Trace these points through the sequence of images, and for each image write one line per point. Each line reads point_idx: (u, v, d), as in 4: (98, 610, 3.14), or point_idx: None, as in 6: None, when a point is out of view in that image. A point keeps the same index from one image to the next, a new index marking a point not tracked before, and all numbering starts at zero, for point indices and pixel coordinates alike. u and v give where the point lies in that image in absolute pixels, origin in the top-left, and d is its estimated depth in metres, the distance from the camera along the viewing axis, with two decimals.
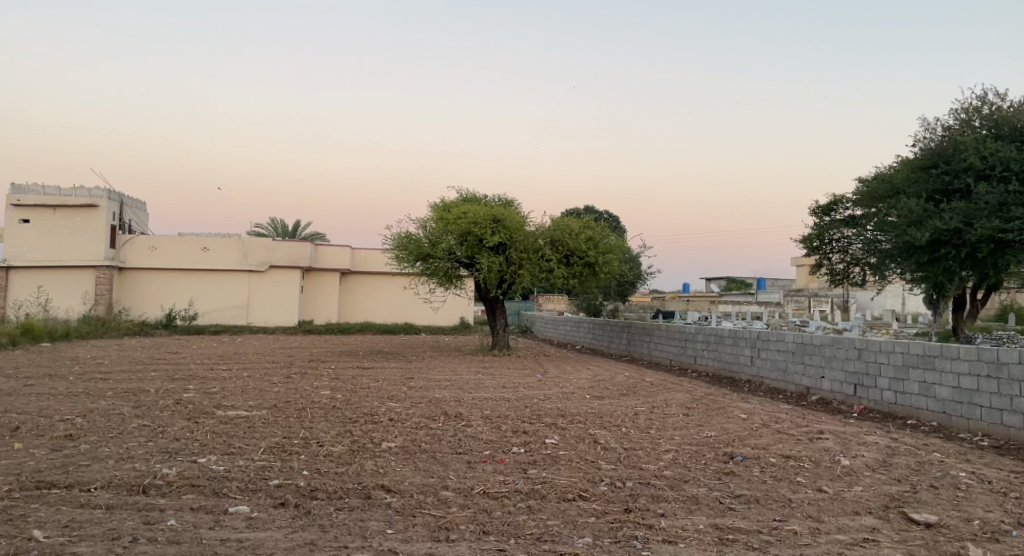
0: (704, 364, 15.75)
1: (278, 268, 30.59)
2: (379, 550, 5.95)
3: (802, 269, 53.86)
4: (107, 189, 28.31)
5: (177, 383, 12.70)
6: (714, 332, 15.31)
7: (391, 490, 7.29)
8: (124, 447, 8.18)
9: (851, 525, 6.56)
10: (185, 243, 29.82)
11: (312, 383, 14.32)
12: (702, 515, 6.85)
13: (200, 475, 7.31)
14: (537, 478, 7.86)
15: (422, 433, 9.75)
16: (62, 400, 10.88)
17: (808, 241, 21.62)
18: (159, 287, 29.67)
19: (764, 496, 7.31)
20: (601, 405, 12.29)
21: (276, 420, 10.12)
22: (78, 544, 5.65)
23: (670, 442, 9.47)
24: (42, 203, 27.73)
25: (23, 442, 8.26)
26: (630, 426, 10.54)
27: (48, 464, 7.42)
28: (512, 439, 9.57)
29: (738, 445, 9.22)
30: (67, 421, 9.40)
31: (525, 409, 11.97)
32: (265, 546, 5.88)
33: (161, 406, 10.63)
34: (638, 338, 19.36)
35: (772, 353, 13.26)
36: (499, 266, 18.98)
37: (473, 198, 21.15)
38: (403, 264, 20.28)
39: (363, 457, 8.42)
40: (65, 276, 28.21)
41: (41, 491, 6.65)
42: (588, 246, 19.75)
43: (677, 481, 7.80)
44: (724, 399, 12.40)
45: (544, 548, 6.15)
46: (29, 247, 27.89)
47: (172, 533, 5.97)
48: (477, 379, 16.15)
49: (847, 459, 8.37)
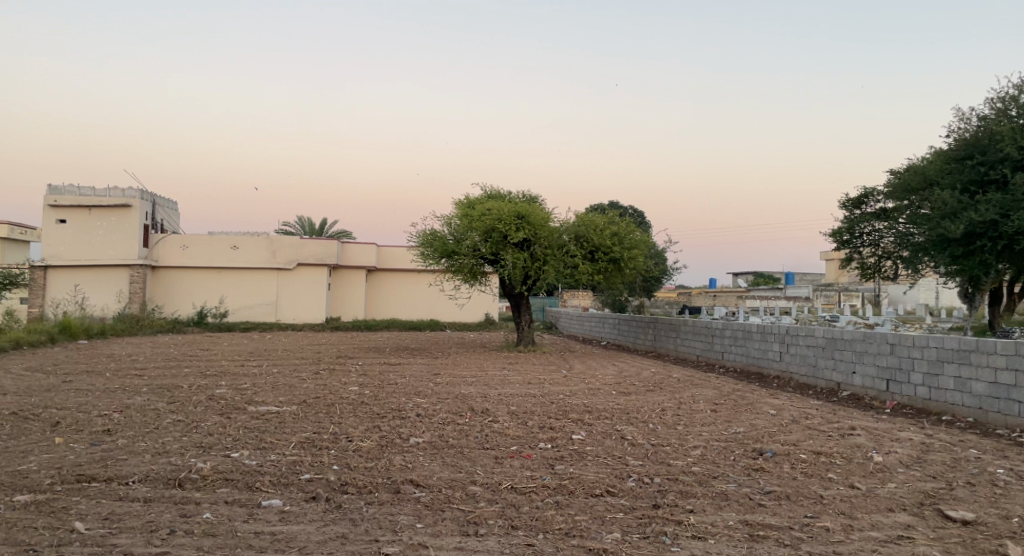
0: (732, 359, 15.64)
1: (306, 266, 30.75)
2: (410, 544, 6.01)
3: (832, 262, 53.24)
4: (140, 189, 28.71)
5: (209, 380, 12.85)
6: (742, 327, 15.19)
7: (421, 485, 7.34)
8: (159, 441, 8.32)
9: (885, 523, 6.50)
10: (216, 242, 30.17)
11: (340, 379, 14.41)
12: (732, 512, 6.82)
13: (234, 469, 7.41)
14: (565, 474, 7.86)
15: (449, 429, 9.79)
16: (99, 396, 11.05)
17: (838, 234, 21.28)
18: (190, 286, 30.05)
19: (795, 492, 7.27)
20: (628, 402, 12.25)
21: (305, 416, 10.20)
22: (118, 536, 5.75)
23: (698, 439, 9.42)
24: (77, 203, 28.19)
25: (63, 437, 8.41)
26: (658, 422, 10.50)
27: (87, 458, 7.55)
28: (539, 435, 9.58)
29: (768, 441, 9.15)
30: (105, 416, 9.58)
31: (552, 405, 11.97)
32: (298, 539, 5.96)
33: (194, 401, 10.77)
34: (665, 333, 19.26)
35: (801, 349, 13.13)
36: (524, 263, 18.97)
37: (498, 195, 21.21)
38: (429, 261, 20.36)
39: (391, 452, 8.48)
40: (100, 275, 28.65)
41: (82, 485, 6.77)
42: (614, 242, 19.65)
43: (706, 477, 7.78)
44: (753, 395, 12.30)
45: (574, 543, 6.17)
46: (64, 246, 28.34)
47: (208, 526, 6.06)
48: (501, 375, 16.16)
49: (881, 455, 8.30)
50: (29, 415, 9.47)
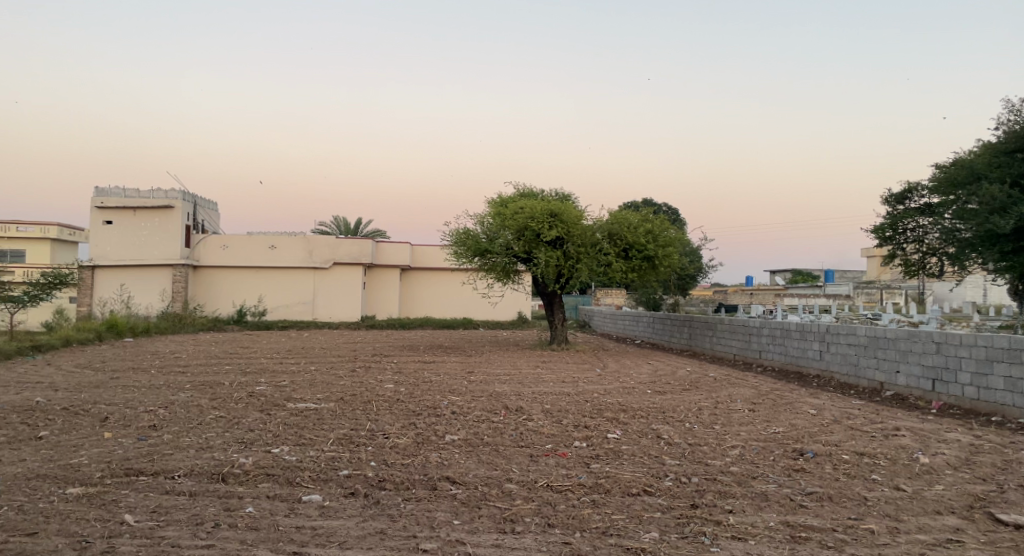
0: (770, 358, 15.43)
1: (341, 264, 30.94)
2: (448, 540, 6.01)
3: (874, 260, 52.40)
4: (182, 190, 29.20)
5: (249, 377, 13.01)
6: (781, 325, 14.99)
7: (457, 482, 7.34)
8: (203, 436, 8.44)
9: (933, 525, 6.38)
10: (254, 242, 30.53)
11: (377, 377, 14.49)
12: (773, 513, 6.74)
13: (275, 465, 7.48)
14: (601, 473, 7.81)
15: (485, 426, 9.80)
16: (145, 392, 11.23)
17: (881, 230, 20.79)
18: (230, 285, 30.47)
19: (837, 493, 7.16)
20: (664, 401, 12.17)
21: (342, 412, 10.28)
22: (166, 528, 5.83)
23: (736, 439, 9.30)
24: (122, 205, 28.77)
25: (112, 431, 8.57)
26: (695, 422, 10.40)
27: (134, 452, 7.68)
28: (574, 434, 9.53)
29: (808, 441, 9.02)
30: (150, 411, 9.73)
31: (587, 403, 11.92)
32: (338, 534, 5.99)
33: (235, 398, 10.91)
34: (700, 332, 19.09)
35: (843, 348, 12.92)
36: (556, 261, 18.88)
37: (531, 194, 21.20)
38: (462, 260, 20.41)
39: (428, 449, 8.52)
40: (144, 273, 29.17)
41: (130, 478, 6.88)
42: (648, 239, 19.51)
43: (746, 477, 7.69)
44: (792, 395, 12.12)
45: (611, 542, 6.13)
46: (111, 246, 28.97)
47: (251, 519, 6.12)
48: (535, 373, 16.13)
49: (927, 456, 8.14)
50: (77, 411, 9.66)
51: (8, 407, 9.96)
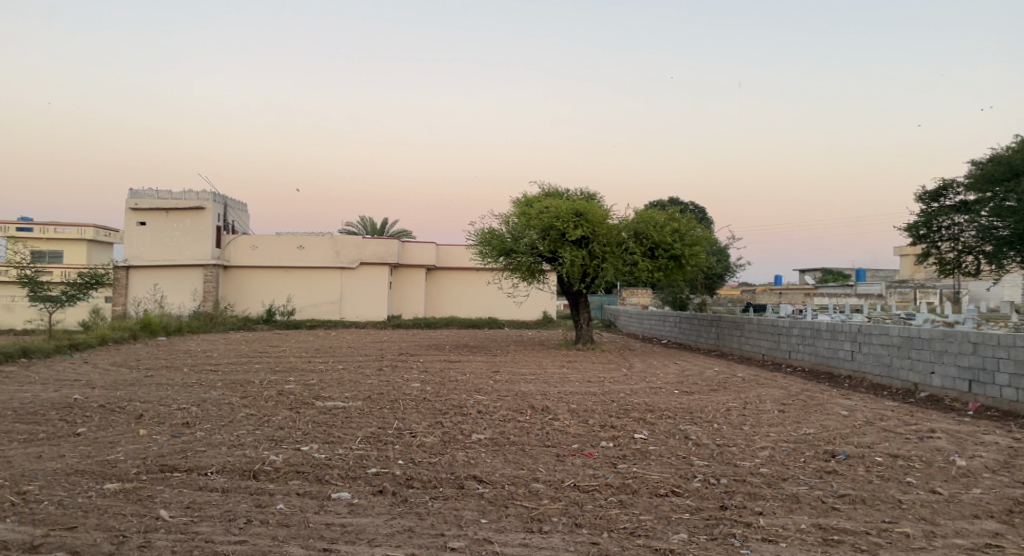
0: (800, 358, 15.26)
1: (368, 264, 31.06)
2: (476, 539, 5.99)
3: (906, 258, 51.67)
4: (213, 192, 29.51)
5: (278, 375, 13.10)
6: (811, 325, 14.82)
7: (484, 482, 7.32)
8: (234, 434, 8.49)
9: (971, 530, 6.26)
10: (282, 242, 30.75)
11: (403, 376, 14.53)
12: (804, 515, 6.65)
13: (305, 462, 7.52)
14: (628, 473, 7.76)
15: (511, 426, 9.76)
16: (178, 390, 11.36)
17: (915, 228, 20.38)
18: (259, 285, 30.73)
19: (871, 496, 7.04)
20: (692, 401, 12.06)
21: (370, 411, 10.31)
22: (200, 524, 5.87)
23: (766, 440, 9.20)
24: (155, 206, 29.15)
25: (146, 428, 8.67)
26: (724, 423, 10.30)
27: (169, 449, 7.75)
28: (601, 434, 9.47)
29: (840, 443, 8.91)
30: (183, 409, 9.83)
31: (613, 403, 11.85)
32: (367, 531, 6.00)
33: (265, 396, 10.99)
34: (728, 332, 18.93)
35: (875, 349, 12.73)
36: (582, 260, 18.80)
37: (557, 193, 21.17)
38: (488, 259, 20.42)
39: (454, 448, 8.52)
40: (176, 274, 29.52)
41: (165, 474, 6.95)
42: (674, 238, 19.37)
43: (775, 479, 7.59)
44: (823, 396, 11.97)
45: (639, 542, 6.07)
46: (144, 247, 29.37)
47: (282, 516, 6.14)
48: (561, 373, 16.08)
49: (963, 459, 7.99)
50: (113, 408, 9.78)
51: (47, 404, 10.12)
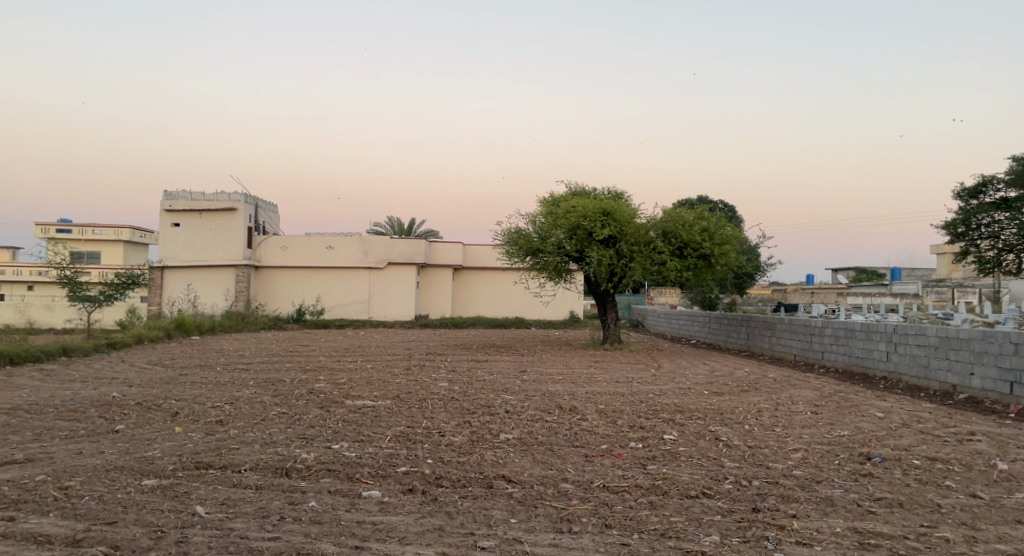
0: (833, 359, 15.05)
1: (396, 264, 31.17)
2: (505, 538, 5.95)
3: (943, 256, 50.81)
4: (245, 193, 29.77)
5: (309, 374, 13.17)
6: (844, 326, 14.61)
7: (513, 482, 7.28)
8: (267, 432, 8.53)
9: (1014, 536, 6.11)
10: (311, 242, 30.94)
11: (431, 375, 14.54)
12: (839, 518, 6.53)
13: (336, 460, 7.53)
14: (658, 474, 7.68)
15: (539, 426, 9.70)
16: (211, 388, 11.45)
17: (953, 226, 20.02)
18: (289, 285, 30.97)
19: (908, 499, 6.90)
20: (723, 402, 11.92)
21: (399, 410, 10.31)
22: (235, 520, 5.89)
23: (799, 442, 9.07)
24: (188, 207, 29.48)
25: (181, 426, 8.74)
26: (755, 424, 10.16)
27: (204, 446, 7.80)
28: (630, 435, 9.39)
29: (876, 445, 8.74)
30: (217, 407, 9.91)
31: (642, 403, 11.75)
32: (398, 530, 5.98)
33: (296, 395, 11.05)
34: (759, 332, 18.72)
35: (911, 349, 12.50)
36: (609, 259, 18.70)
37: (584, 193, 21.10)
38: (514, 259, 20.40)
39: (482, 447, 8.48)
40: (209, 274, 29.81)
41: (200, 471, 6.99)
42: (703, 237, 19.19)
43: (809, 481, 7.46)
44: (858, 398, 11.78)
45: (670, 544, 6.00)
46: (178, 248, 29.73)
47: (314, 513, 6.15)
48: (589, 373, 15.99)
49: (1005, 463, 7.81)
50: (150, 406, 9.88)
51: (86, 401, 10.27)
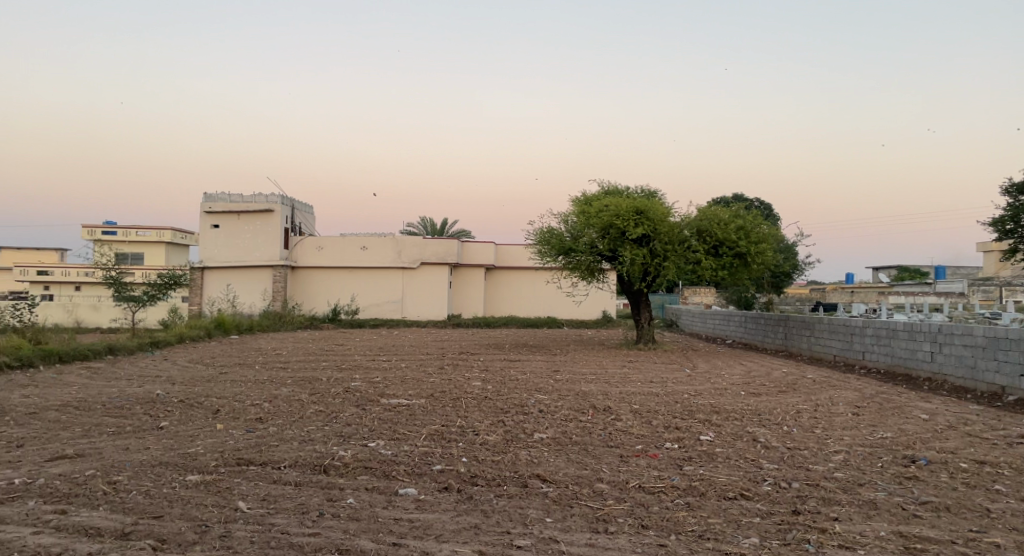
0: (874, 360, 14.77)
1: (429, 264, 31.25)
2: (541, 537, 5.89)
3: (991, 254, 49.46)
4: (281, 195, 30.04)
5: (344, 373, 13.22)
6: (886, 326, 14.34)
7: (547, 481, 7.21)
8: (305, 429, 8.56)
9: None
10: (346, 242, 31.16)
11: (465, 374, 14.52)
12: (883, 522, 6.36)
13: (372, 458, 7.52)
14: (696, 475, 7.57)
15: (573, 426, 9.61)
16: (250, 386, 11.55)
17: (1001, 223, 19.52)
18: (324, 285, 31.20)
19: (956, 503, 6.71)
20: (760, 403, 11.73)
21: (433, 409, 10.28)
22: (275, 516, 5.91)
23: (840, 443, 8.88)
24: (227, 208, 29.84)
25: (222, 423, 8.81)
26: (795, 425, 9.98)
27: (244, 443, 7.85)
28: (665, 435, 9.28)
29: (920, 448, 8.52)
30: (256, 405, 9.98)
31: (678, 404, 11.61)
32: (434, 527, 5.95)
33: (333, 393, 11.10)
34: (797, 332, 18.43)
35: (957, 350, 12.22)
36: (643, 259, 18.53)
37: (617, 191, 20.95)
38: (546, 259, 20.33)
39: (516, 447, 8.42)
40: (247, 274, 30.14)
41: (241, 467, 7.03)
42: (739, 236, 18.94)
43: (851, 484, 7.30)
44: (901, 399, 11.52)
45: (708, 546, 5.89)
46: (217, 249, 30.11)
47: (352, 510, 6.15)
48: (624, 373, 15.85)
49: None
50: (191, 403, 9.98)
51: (131, 398, 10.41)
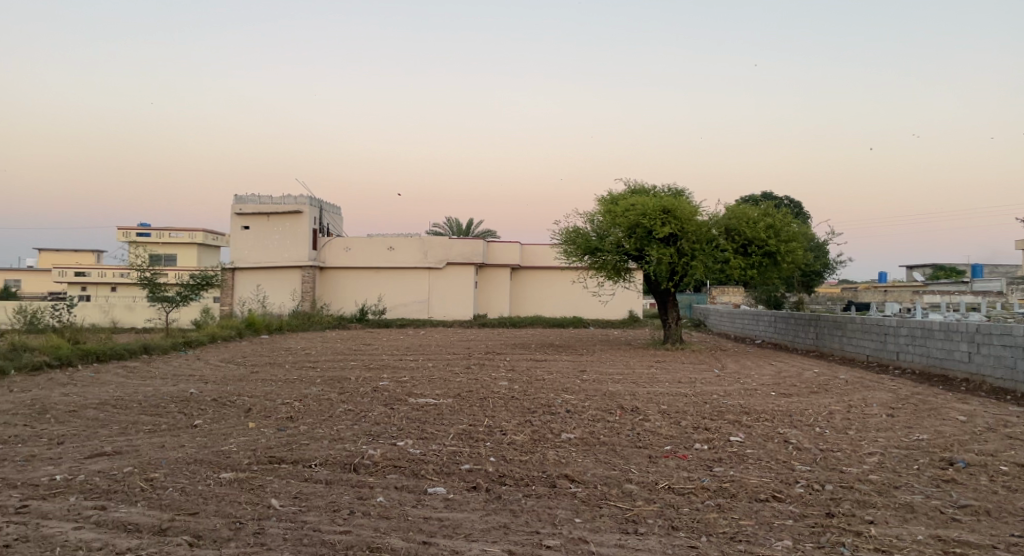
0: (909, 360, 14.50)
1: (455, 263, 31.28)
2: (571, 537, 5.83)
3: None
4: (309, 196, 30.21)
5: (371, 372, 13.25)
6: (922, 325, 14.08)
7: (576, 481, 7.14)
8: (334, 428, 8.55)
9: None
10: (373, 243, 31.29)
11: (491, 374, 14.48)
12: (920, 525, 6.22)
13: (401, 457, 7.50)
14: (727, 476, 7.46)
15: (601, 426, 9.53)
16: (280, 385, 11.60)
17: None
18: (351, 286, 31.35)
19: (996, 507, 6.55)
20: (791, 403, 11.56)
21: (460, 409, 10.23)
22: (306, 513, 5.90)
23: (875, 445, 8.70)
24: (256, 210, 30.08)
25: (254, 421, 8.83)
26: (827, 426, 9.82)
27: (275, 441, 7.87)
28: (695, 436, 9.18)
29: (958, 450, 8.33)
30: (286, 404, 10.01)
31: (707, 404, 11.47)
32: (464, 526, 5.90)
33: (361, 392, 11.11)
34: (829, 332, 18.17)
35: (996, 350, 11.95)
36: (670, 258, 18.37)
37: (643, 190, 20.80)
38: (572, 259, 20.25)
39: (545, 447, 8.35)
40: (277, 275, 30.37)
41: (272, 465, 7.04)
42: (769, 234, 18.69)
43: (887, 486, 7.15)
44: (936, 401, 11.30)
45: (740, 548, 5.79)
46: (247, 250, 30.37)
47: (382, 508, 6.13)
48: (652, 373, 15.73)
49: None
50: (223, 402, 10.03)
51: (164, 397, 10.50)
